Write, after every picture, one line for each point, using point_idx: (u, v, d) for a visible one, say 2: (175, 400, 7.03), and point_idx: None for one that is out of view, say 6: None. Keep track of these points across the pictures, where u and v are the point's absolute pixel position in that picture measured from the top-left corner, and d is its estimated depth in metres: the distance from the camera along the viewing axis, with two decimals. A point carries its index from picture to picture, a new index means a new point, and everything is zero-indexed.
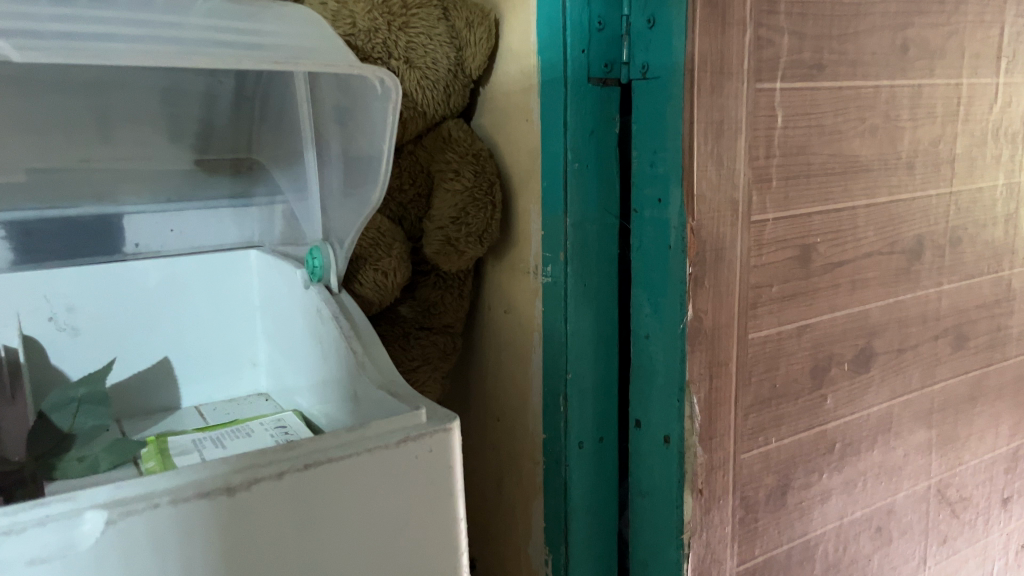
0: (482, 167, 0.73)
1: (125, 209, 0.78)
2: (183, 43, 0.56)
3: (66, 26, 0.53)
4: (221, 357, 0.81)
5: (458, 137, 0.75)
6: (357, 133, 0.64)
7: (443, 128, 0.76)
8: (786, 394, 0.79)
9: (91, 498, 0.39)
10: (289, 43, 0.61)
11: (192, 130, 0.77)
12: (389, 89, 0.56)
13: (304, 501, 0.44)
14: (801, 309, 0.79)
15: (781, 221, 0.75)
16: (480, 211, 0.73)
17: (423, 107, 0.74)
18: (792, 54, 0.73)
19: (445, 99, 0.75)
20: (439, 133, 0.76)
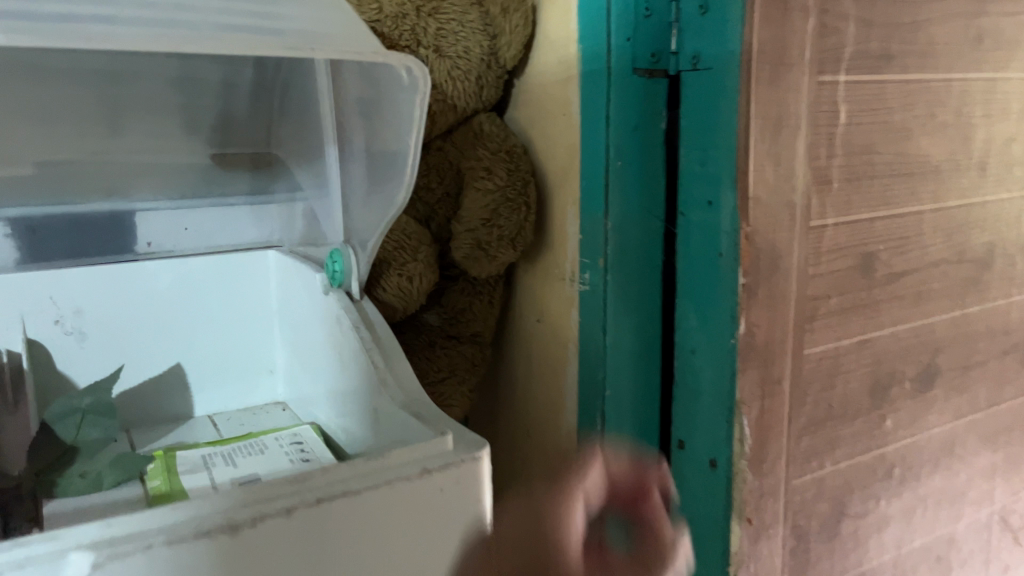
0: (515, 165, 0.68)
1: (137, 206, 0.73)
2: (191, 26, 0.51)
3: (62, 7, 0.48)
4: (237, 364, 0.76)
5: (490, 133, 0.69)
6: (381, 128, 0.58)
7: (474, 122, 0.71)
8: (843, 414, 0.73)
9: (77, 538, 0.35)
10: (309, 27, 0.55)
11: (209, 122, 0.72)
12: (418, 81, 0.51)
13: (316, 540, 0.39)
14: (861, 323, 0.72)
15: (842, 226, 0.69)
16: (513, 212, 0.67)
17: (454, 99, 0.68)
18: (858, 44, 0.66)
19: (477, 91, 0.69)
20: (470, 127, 0.70)
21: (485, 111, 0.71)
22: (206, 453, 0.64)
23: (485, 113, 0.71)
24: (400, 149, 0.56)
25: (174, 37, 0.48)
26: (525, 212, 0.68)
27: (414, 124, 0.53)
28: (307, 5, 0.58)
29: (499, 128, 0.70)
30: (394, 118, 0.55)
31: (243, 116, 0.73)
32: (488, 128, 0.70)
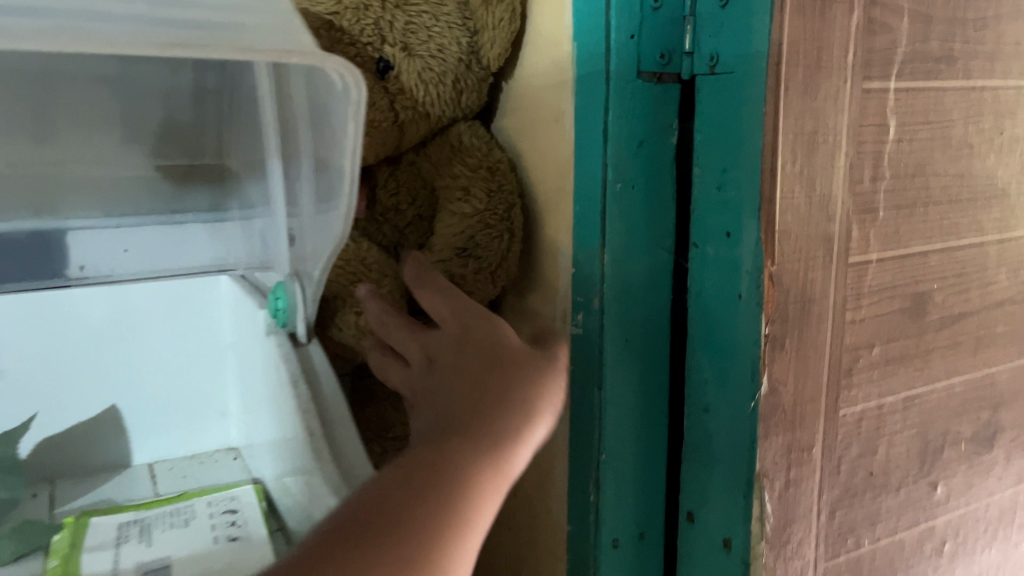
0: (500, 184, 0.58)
1: (69, 224, 0.63)
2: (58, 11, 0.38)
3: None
4: (183, 405, 0.67)
5: (470, 146, 0.59)
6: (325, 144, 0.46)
7: (451, 133, 0.60)
8: (885, 483, 0.62)
9: None
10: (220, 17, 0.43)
11: (151, 129, 0.62)
12: (347, 87, 0.39)
13: None
14: (910, 376, 0.61)
15: (890, 263, 0.58)
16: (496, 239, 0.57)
17: (426, 106, 0.57)
18: (914, 43, 0.55)
19: (455, 96, 0.58)
20: (447, 140, 0.60)
21: (465, 121, 0.61)
22: (124, 521, 0.54)
23: (465, 122, 0.60)
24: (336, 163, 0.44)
25: (29, 23, 0.36)
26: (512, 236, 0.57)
27: (347, 144, 0.41)
28: None
29: (482, 141, 0.59)
30: (331, 132, 0.44)
31: (188, 125, 0.62)
32: (468, 141, 0.60)
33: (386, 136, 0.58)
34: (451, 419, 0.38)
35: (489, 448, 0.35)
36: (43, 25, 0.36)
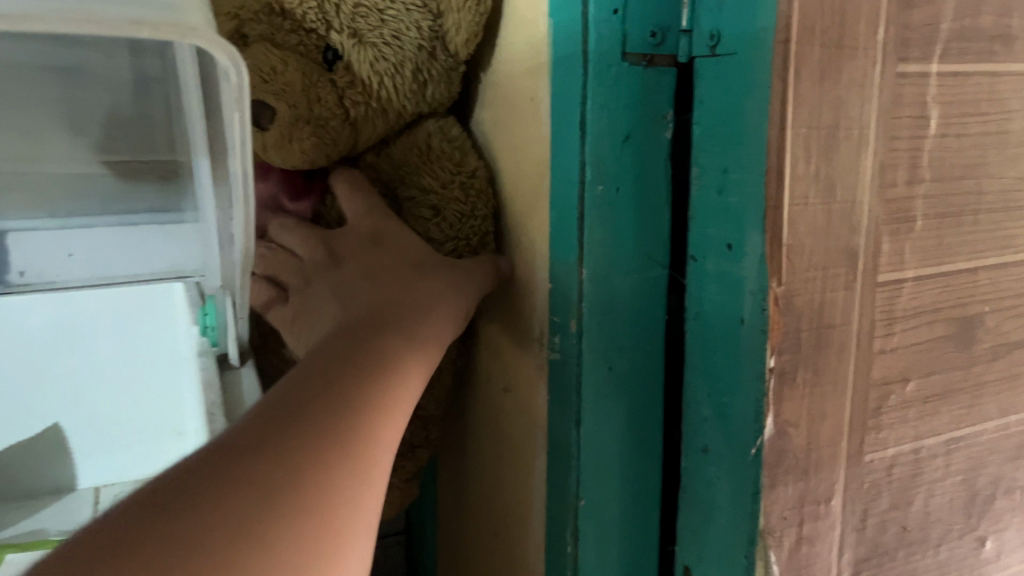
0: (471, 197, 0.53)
1: (10, 227, 0.58)
2: None
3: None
4: (136, 421, 0.63)
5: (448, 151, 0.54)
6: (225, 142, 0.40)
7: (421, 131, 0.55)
8: (923, 540, 0.52)
9: None
10: None
11: (97, 120, 0.55)
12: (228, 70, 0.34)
13: None
14: (955, 414, 0.52)
15: (930, 281, 0.48)
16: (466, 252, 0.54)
17: (384, 101, 0.52)
18: (964, 17, 0.45)
19: (416, 87, 0.52)
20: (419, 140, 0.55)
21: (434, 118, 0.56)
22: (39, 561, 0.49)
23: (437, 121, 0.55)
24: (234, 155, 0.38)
25: None
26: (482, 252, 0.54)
27: (235, 134, 0.36)
28: None
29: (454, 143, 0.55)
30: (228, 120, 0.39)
31: (133, 118, 0.56)
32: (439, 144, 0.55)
33: (337, 136, 0.52)
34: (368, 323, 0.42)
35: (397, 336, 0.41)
36: None
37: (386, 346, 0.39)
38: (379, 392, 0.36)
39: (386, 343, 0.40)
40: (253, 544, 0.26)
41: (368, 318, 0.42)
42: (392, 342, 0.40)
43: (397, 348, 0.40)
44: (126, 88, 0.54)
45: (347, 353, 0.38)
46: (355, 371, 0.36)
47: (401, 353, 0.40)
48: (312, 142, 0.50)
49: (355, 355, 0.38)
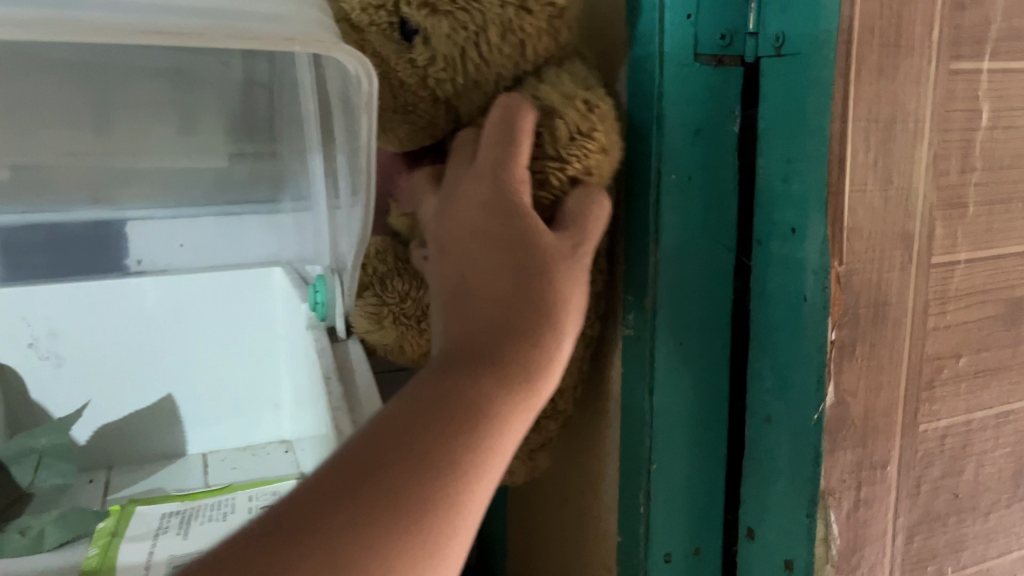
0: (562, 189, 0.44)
1: (127, 214, 0.66)
2: None
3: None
4: (243, 394, 0.67)
5: (565, 131, 0.44)
6: (341, 135, 0.47)
7: (512, 99, 0.43)
8: (974, 508, 0.56)
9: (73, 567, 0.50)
10: None
11: (206, 119, 0.62)
12: (358, 79, 0.39)
13: None
14: (1004, 389, 0.55)
15: (981, 264, 0.52)
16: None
17: (478, 75, 0.46)
18: (1012, 18, 0.49)
19: (516, 59, 0.46)
20: (512, 110, 0.42)
21: (552, 70, 0.47)
22: (170, 511, 0.55)
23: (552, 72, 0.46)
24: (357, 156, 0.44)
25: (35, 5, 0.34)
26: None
27: (361, 135, 0.41)
28: None
29: (583, 115, 0.44)
30: (353, 124, 0.44)
31: (240, 116, 0.62)
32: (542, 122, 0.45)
33: (432, 116, 0.49)
34: (482, 343, 0.35)
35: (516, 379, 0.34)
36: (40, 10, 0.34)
37: (478, 393, 0.32)
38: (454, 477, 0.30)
39: (478, 388, 0.33)
40: None
41: (478, 348, 0.35)
42: (486, 382, 0.33)
43: (490, 393, 0.33)
44: (236, 88, 0.60)
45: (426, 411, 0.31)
46: (426, 447, 0.30)
47: (493, 399, 0.33)
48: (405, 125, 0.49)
49: (434, 416, 0.31)
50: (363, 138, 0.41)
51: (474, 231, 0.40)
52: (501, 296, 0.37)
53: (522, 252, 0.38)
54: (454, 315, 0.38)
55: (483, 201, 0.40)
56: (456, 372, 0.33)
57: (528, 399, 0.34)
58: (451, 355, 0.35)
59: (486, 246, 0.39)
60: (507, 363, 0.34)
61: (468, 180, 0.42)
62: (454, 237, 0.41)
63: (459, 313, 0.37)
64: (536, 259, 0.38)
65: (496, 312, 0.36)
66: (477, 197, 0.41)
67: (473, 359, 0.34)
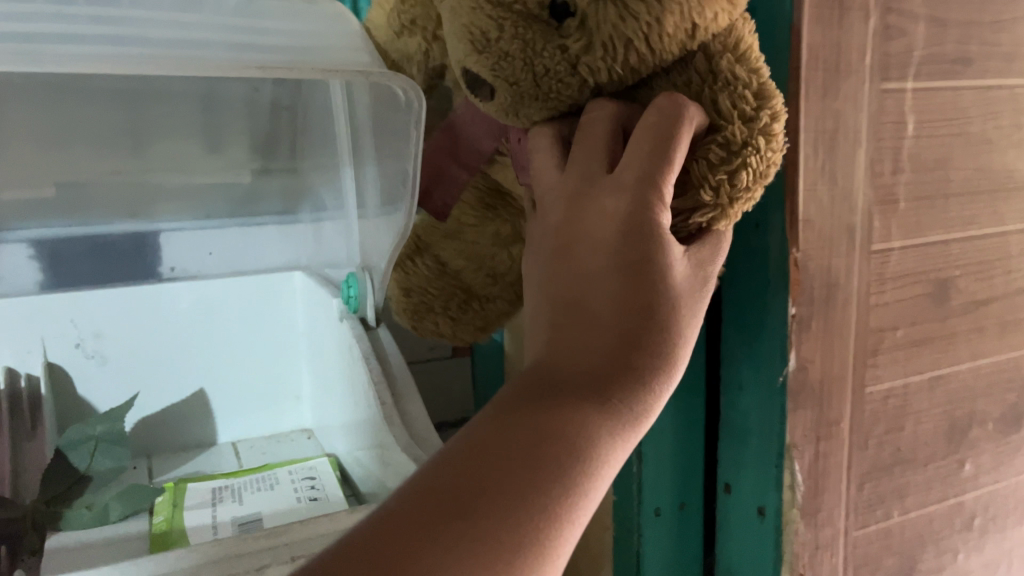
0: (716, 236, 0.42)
1: (161, 226, 0.73)
2: (162, 51, 0.45)
3: (20, 26, 0.44)
4: (264, 388, 0.74)
5: (743, 183, 0.40)
6: (378, 149, 0.55)
7: (686, 110, 0.38)
8: (915, 460, 0.66)
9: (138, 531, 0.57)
10: (295, 45, 0.50)
11: (232, 138, 0.69)
12: (412, 101, 0.47)
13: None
14: (936, 358, 0.65)
15: (911, 251, 0.62)
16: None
17: (640, 66, 0.40)
18: (931, 46, 0.59)
19: (685, 42, 0.39)
20: (681, 120, 0.38)
21: (723, 61, 0.41)
22: (217, 487, 0.61)
23: (728, 63, 0.41)
24: (399, 168, 0.52)
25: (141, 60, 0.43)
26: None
27: (410, 148, 0.49)
28: (302, 23, 0.52)
29: (751, 139, 0.40)
30: (395, 138, 0.51)
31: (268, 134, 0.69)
32: (713, 155, 0.40)
33: (576, 102, 0.42)
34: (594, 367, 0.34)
35: (620, 418, 0.33)
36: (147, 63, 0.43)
37: (588, 428, 0.32)
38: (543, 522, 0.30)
39: (583, 421, 0.32)
40: None
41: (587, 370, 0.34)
42: (588, 419, 0.33)
43: (589, 445, 0.32)
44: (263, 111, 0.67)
45: (531, 443, 0.31)
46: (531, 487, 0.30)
47: (591, 452, 0.32)
48: (545, 118, 0.43)
49: (537, 449, 0.31)
50: (411, 149, 0.49)
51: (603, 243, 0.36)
52: (613, 325, 0.35)
53: (647, 284, 0.36)
54: (564, 334, 0.35)
55: (618, 219, 0.36)
56: (564, 396, 0.33)
57: (629, 436, 0.34)
58: (552, 372, 0.34)
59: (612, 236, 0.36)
60: (610, 407, 0.33)
61: (606, 186, 0.38)
62: (582, 246, 0.37)
63: (568, 337, 0.35)
64: (658, 301, 0.36)
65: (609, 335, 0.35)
66: (612, 210, 0.37)
67: (583, 384, 0.34)
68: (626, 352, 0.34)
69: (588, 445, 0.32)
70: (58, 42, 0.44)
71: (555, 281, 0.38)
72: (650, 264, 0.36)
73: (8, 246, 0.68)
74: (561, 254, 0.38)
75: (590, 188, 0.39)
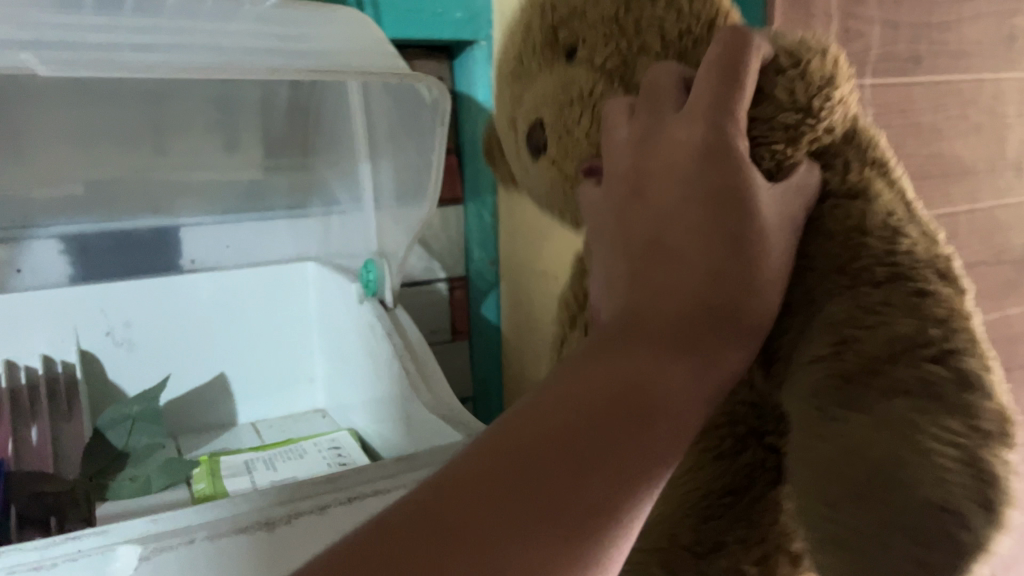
0: (918, 261, 0.33)
1: (181, 221, 0.77)
2: (213, 53, 0.50)
3: (81, 34, 0.49)
4: (281, 372, 0.79)
5: (820, 70, 0.35)
6: (399, 143, 0.61)
7: (749, 36, 0.35)
8: None
9: (183, 497, 0.62)
10: (327, 48, 0.55)
11: (248, 138, 0.76)
12: (438, 101, 0.52)
13: (278, 552, 0.42)
14: None
15: None
16: (855, 409, 0.31)
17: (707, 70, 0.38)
18: (885, 46, 0.65)
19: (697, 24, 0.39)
20: (747, 44, 0.34)
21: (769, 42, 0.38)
22: (247, 459, 0.67)
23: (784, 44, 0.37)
24: (423, 164, 0.58)
25: (200, 62, 0.47)
26: (933, 421, 0.30)
27: (433, 142, 0.55)
28: (329, 28, 0.58)
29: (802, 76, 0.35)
30: (417, 134, 0.57)
31: (282, 133, 0.76)
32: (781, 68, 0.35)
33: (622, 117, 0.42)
34: (676, 313, 0.33)
35: (708, 363, 0.32)
36: (206, 65, 0.47)
37: (671, 380, 0.31)
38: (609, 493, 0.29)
39: (664, 369, 0.31)
40: None
41: (668, 315, 0.33)
42: (666, 383, 0.31)
43: (672, 395, 0.31)
44: (278, 110, 0.74)
45: (607, 408, 0.30)
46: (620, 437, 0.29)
47: (671, 400, 0.31)
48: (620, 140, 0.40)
49: (619, 402, 0.30)
50: (436, 140, 0.54)
51: (677, 185, 0.35)
52: (692, 269, 0.33)
53: (732, 229, 0.33)
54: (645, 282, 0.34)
55: (697, 149, 0.34)
56: (645, 345, 0.32)
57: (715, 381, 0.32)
58: (626, 329, 0.33)
59: (682, 179, 0.34)
60: (693, 357, 0.32)
61: (677, 119, 0.36)
62: (655, 191, 0.35)
63: (651, 286, 0.34)
64: (739, 237, 0.33)
65: (690, 277, 0.33)
66: (687, 140, 0.35)
67: (661, 335, 0.32)
68: (706, 295, 0.33)
69: (671, 395, 0.31)
70: (120, 47, 0.48)
71: (626, 223, 0.36)
72: (732, 197, 0.33)
73: (38, 242, 0.71)
74: (632, 196, 0.36)
75: (660, 122, 0.36)
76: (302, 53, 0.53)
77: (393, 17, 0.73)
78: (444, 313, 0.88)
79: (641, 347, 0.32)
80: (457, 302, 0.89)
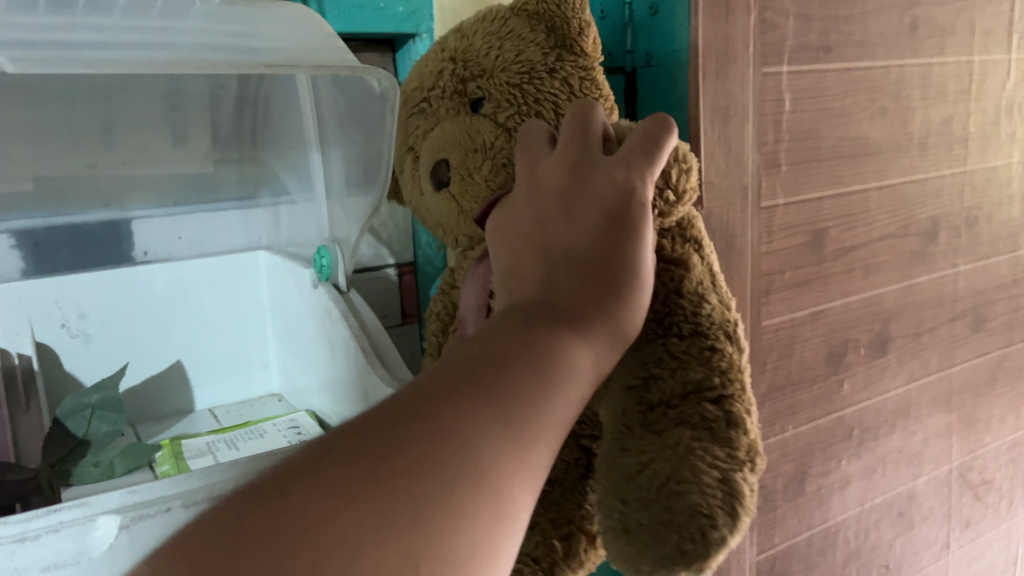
0: (714, 323, 0.50)
1: (132, 214, 0.78)
2: (170, 50, 0.52)
3: (40, 35, 0.50)
4: (238, 359, 0.82)
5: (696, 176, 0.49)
6: (348, 133, 0.64)
7: (664, 120, 0.45)
8: (801, 381, 0.81)
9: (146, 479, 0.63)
10: (278, 45, 0.57)
11: (196, 132, 0.77)
12: (387, 92, 0.55)
13: None
14: (815, 294, 0.80)
15: (792, 207, 0.75)
16: (655, 431, 0.47)
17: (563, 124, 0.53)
18: (798, 37, 0.71)
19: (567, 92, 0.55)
20: (666, 124, 0.45)
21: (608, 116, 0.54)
22: (209, 441, 0.69)
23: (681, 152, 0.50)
24: (372, 152, 0.62)
25: (161, 58, 0.50)
26: (708, 449, 0.45)
27: (385, 134, 0.58)
28: (278, 25, 0.60)
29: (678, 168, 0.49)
30: (369, 127, 0.60)
31: (230, 126, 0.78)
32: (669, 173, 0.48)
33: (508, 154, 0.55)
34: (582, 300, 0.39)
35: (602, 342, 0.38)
36: (168, 61, 0.49)
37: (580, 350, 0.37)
38: (529, 415, 0.33)
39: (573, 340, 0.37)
40: (382, 478, 0.29)
41: (571, 304, 0.39)
42: (573, 351, 0.36)
43: (579, 360, 0.36)
44: (227, 104, 0.76)
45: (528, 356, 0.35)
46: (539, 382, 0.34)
47: (576, 362, 0.36)
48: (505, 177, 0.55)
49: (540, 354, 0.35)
50: (385, 133, 0.58)
51: (594, 200, 0.42)
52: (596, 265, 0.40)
53: (633, 238, 0.41)
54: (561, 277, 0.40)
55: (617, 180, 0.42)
56: (557, 321, 0.37)
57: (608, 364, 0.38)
58: (537, 309, 0.38)
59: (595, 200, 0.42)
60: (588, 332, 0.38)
61: (608, 162, 0.43)
62: (579, 206, 0.42)
63: (563, 282, 0.40)
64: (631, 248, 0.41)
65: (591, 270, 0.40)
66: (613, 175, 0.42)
67: (564, 314, 0.38)
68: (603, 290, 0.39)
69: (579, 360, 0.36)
70: (79, 46, 0.50)
71: (548, 231, 0.43)
72: (632, 214, 0.41)
73: None
74: (559, 211, 0.43)
75: (590, 158, 0.44)
76: (254, 49, 0.55)
77: (337, 10, 0.76)
78: (395, 299, 0.91)
79: (557, 322, 0.37)
80: (406, 286, 0.92)
